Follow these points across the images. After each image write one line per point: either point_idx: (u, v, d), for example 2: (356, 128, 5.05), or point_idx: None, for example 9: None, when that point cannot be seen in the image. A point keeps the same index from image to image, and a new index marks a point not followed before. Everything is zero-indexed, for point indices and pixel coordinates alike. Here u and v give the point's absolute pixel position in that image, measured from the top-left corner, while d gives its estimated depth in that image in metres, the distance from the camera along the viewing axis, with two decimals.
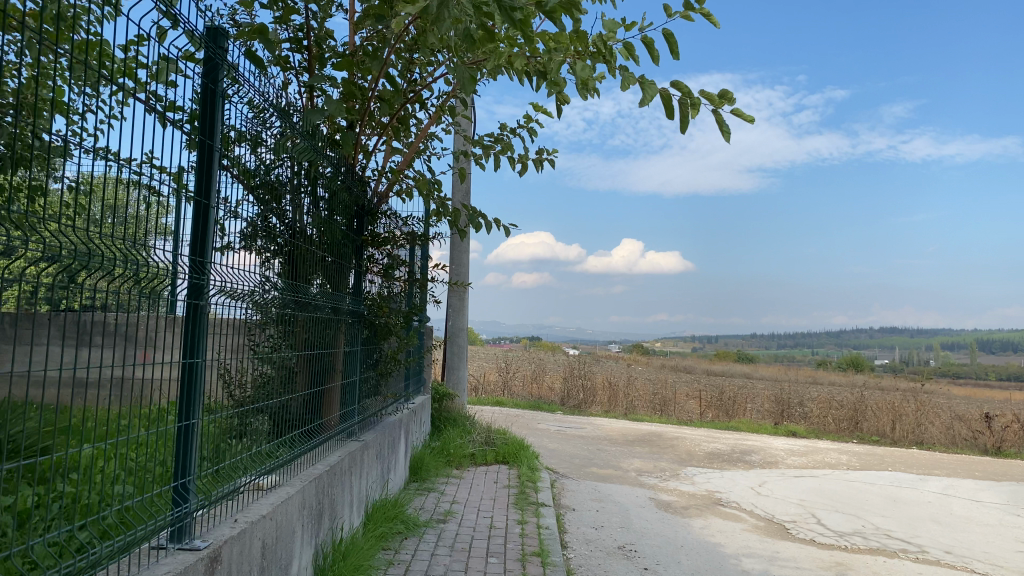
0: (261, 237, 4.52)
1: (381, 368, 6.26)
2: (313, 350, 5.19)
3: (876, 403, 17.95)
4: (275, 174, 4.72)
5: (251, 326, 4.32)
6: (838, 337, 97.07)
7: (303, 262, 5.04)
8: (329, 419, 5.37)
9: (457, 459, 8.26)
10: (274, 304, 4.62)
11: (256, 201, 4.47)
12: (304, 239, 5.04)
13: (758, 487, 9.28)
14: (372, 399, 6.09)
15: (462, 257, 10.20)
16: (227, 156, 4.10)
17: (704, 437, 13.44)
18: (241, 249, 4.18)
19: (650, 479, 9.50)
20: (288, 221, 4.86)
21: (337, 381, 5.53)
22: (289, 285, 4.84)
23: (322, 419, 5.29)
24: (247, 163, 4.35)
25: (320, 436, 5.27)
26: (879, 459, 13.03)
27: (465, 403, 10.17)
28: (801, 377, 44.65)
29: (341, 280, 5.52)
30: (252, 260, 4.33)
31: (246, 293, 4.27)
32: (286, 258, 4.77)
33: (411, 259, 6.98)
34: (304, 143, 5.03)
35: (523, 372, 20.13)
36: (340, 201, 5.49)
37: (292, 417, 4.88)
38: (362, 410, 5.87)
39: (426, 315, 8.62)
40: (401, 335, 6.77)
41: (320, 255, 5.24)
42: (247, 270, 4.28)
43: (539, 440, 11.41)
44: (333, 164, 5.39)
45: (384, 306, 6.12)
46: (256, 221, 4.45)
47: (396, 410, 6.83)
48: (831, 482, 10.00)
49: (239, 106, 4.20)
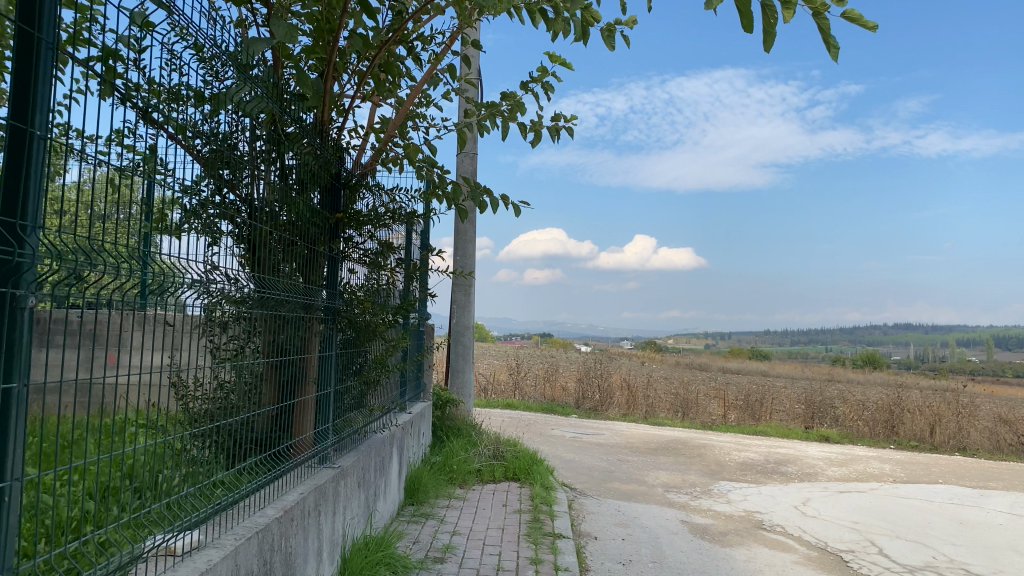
0: (213, 217, 3.51)
1: (366, 375, 5.21)
2: (280, 356, 4.15)
3: (912, 404, 16.76)
4: (236, 145, 3.74)
5: (192, 329, 3.31)
6: (856, 334, 95.37)
7: (271, 250, 4.05)
8: (302, 439, 4.36)
9: (461, 477, 7.24)
10: (226, 301, 3.60)
11: (212, 174, 3.51)
12: (265, 219, 4.00)
13: (802, 507, 8.21)
14: (356, 414, 5.06)
15: (467, 247, 9.17)
16: (165, 116, 3.09)
17: (733, 445, 12.35)
18: (182, 233, 3.17)
19: (679, 497, 8.43)
20: (251, 198, 3.86)
21: (311, 393, 4.49)
22: (253, 277, 3.85)
23: (291, 440, 4.26)
24: (192, 123, 3.34)
25: (289, 463, 4.23)
26: (927, 469, 11.90)
27: (471, 410, 9.12)
28: (822, 376, 43.32)
29: (314, 269, 4.48)
30: (197, 246, 3.32)
31: (190, 291, 3.26)
32: (242, 244, 3.75)
33: (405, 244, 5.92)
34: (271, 104, 4.01)
35: (536, 372, 19.06)
36: (316, 175, 4.48)
37: (250, 443, 3.84)
38: (342, 427, 4.81)
39: (424, 312, 7.57)
40: (394, 334, 5.72)
41: (287, 239, 4.21)
42: (193, 261, 3.29)
43: (554, 450, 10.35)
44: (307, 130, 4.36)
45: (369, 301, 5.05)
46: (205, 196, 3.45)
47: (385, 424, 5.78)
48: (883, 499, 8.90)
49: (177, 49, 3.19)
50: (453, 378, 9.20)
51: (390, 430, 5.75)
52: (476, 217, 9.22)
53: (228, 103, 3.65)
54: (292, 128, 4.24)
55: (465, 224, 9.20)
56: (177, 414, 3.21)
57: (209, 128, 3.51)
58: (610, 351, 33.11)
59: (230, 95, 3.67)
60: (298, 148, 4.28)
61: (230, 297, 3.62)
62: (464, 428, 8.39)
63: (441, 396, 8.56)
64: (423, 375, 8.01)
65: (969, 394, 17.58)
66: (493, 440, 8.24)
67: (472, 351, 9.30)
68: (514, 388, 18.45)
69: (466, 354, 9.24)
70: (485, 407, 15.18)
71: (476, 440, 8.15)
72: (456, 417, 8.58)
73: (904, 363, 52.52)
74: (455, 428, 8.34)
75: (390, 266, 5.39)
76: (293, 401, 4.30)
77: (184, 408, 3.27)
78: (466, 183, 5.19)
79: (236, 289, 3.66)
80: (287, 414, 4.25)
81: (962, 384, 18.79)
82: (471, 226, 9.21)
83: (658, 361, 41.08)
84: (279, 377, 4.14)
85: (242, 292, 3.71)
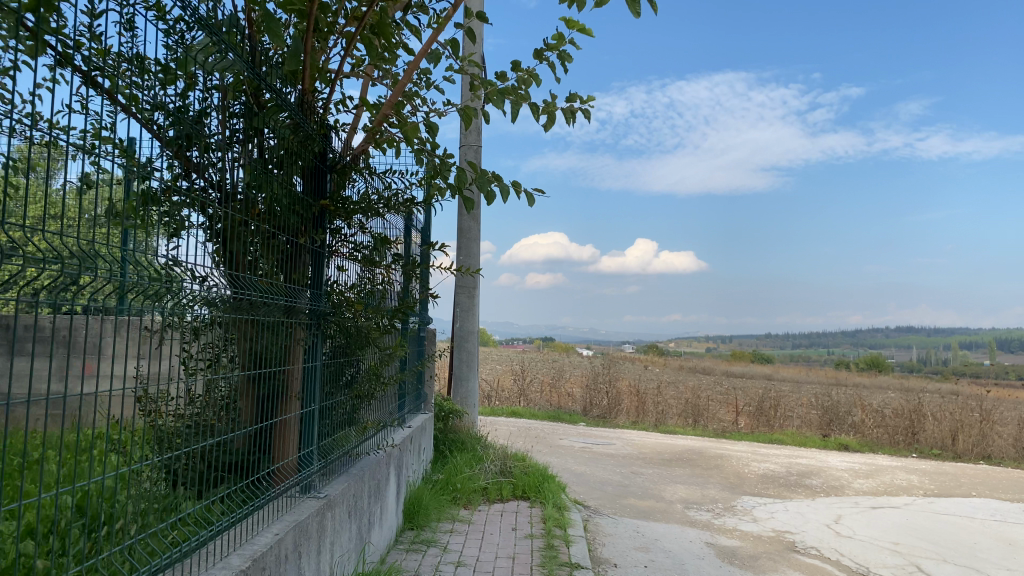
0: (178, 206, 2.92)
1: (358, 388, 4.57)
2: (256, 366, 3.53)
3: (933, 410, 16.15)
4: (204, 121, 3.14)
5: (147, 338, 2.72)
6: (861, 337, 94.67)
7: (246, 244, 3.44)
8: (285, 463, 3.77)
9: (466, 497, 6.62)
10: (190, 304, 2.99)
11: (177, 151, 2.94)
12: (239, 206, 3.39)
13: (835, 525, 7.58)
14: (346, 432, 4.43)
15: (471, 248, 8.58)
16: (118, 87, 2.53)
17: (751, 455, 11.72)
18: (139, 226, 2.60)
19: (701, 515, 7.81)
20: (221, 181, 3.26)
21: (292, 412, 3.87)
22: (228, 275, 3.26)
23: (271, 465, 3.65)
24: (152, 94, 2.75)
25: (268, 493, 3.62)
26: (957, 481, 11.25)
27: (476, 421, 8.51)
28: (830, 380, 42.66)
29: (297, 265, 3.86)
30: (155, 240, 2.73)
31: (151, 295, 2.69)
32: (213, 236, 3.16)
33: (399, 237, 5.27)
34: (242, 65, 3.34)
35: (541, 378, 18.45)
36: (298, 157, 3.85)
37: (219, 471, 3.23)
38: (329, 449, 4.19)
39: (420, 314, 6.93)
40: (388, 339, 5.06)
41: (265, 229, 3.59)
42: (156, 259, 2.73)
43: (564, 462, 9.74)
44: (287, 104, 3.72)
45: (362, 302, 4.42)
46: (170, 181, 2.86)
47: (381, 441, 5.15)
48: (919, 516, 8.27)
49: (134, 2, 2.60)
50: (456, 388, 8.58)
51: (386, 450, 5.09)
52: (480, 215, 8.62)
53: (194, 66, 3.05)
54: (269, 98, 3.61)
55: (469, 222, 8.60)
56: (143, 433, 2.78)
57: (171, 99, 2.90)
58: (616, 355, 32.49)
59: (196, 56, 3.06)
60: (274, 121, 3.62)
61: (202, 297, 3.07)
62: (469, 441, 7.78)
63: (443, 407, 7.94)
64: (421, 386, 7.34)
65: (991, 399, 16.95)
66: (500, 454, 7.63)
67: (476, 358, 8.68)
68: (519, 394, 17.78)
69: (469, 362, 8.62)
70: (490, 415, 14.57)
71: (482, 454, 7.53)
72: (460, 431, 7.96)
73: (910, 365, 51.86)
74: (459, 442, 7.73)
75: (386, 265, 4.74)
76: (271, 421, 3.68)
77: (151, 425, 2.84)
78: (472, 170, 4.57)
79: (206, 291, 3.08)
80: (265, 436, 3.63)
81: (983, 389, 18.15)
82: (476, 225, 8.62)
83: (663, 365, 40.46)
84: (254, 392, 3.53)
85: (210, 293, 3.11)
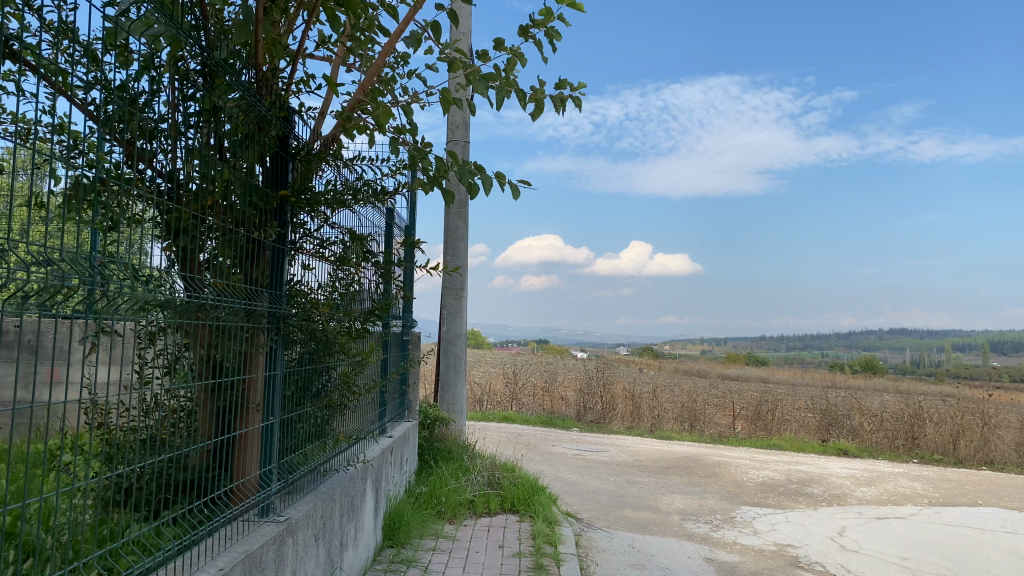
0: (105, 194, 2.52)
1: (327, 398, 4.17)
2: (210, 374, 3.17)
3: (934, 414, 15.80)
4: (141, 102, 2.73)
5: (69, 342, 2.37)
6: (856, 340, 94.52)
7: (199, 240, 3.07)
8: (245, 481, 3.41)
9: (451, 511, 6.25)
10: (121, 307, 2.56)
11: (121, 139, 2.62)
12: (188, 198, 2.99)
13: (839, 538, 7.23)
14: (313, 447, 4.04)
15: (458, 248, 8.21)
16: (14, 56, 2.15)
17: (749, 462, 11.37)
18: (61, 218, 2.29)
19: (698, 527, 7.45)
20: (169, 170, 2.89)
21: (253, 425, 3.49)
22: (181, 275, 2.92)
23: (225, 485, 3.28)
24: (75, 69, 2.37)
25: (225, 514, 3.26)
26: (961, 488, 10.91)
27: (463, 429, 8.14)
28: (825, 382, 42.40)
29: (257, 263, 3.47)
30: (71, 235, 2.33)
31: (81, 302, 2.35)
32: (155, 233, 2.77)
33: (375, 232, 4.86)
34: (175, 32, 2.85)
35: (534, 382, 18.04)
36: (258, 143, 3.44)
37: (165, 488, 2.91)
38: (293, 466, 3.80)
39: (400, 316, 6.53)
40: (362, 344, 4.67)
41: (219, 223, 3.20)
42: (100, 255, 2.44)
43: (556, 471, 9.37)
44: (241, 83, 3.29)
45: (331, 304, 4.02)
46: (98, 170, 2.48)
47: (355, 453, 4.76)
48: (926, 527, 7.92)
49: None
50: (443, 394, 8.21)
51: (361, 465, 4.71)
52: (468, 213, 8.26)
53: (132, 36, 2.63)
54: (222, 77, 3.18)
55: (456, 221, 8.24)
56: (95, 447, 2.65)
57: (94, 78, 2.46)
58: (610, 359, 32.12)
59: (129, 26, 2.62)
60: (223, 101, 3.17)
61: (159, 301, 2.76)
62: (455, 451, 7.41)
63: (428, 415, 7.58)
64: (404, 393, 6.95)
65: (993, 403, 16.63)
66: (488, 464, 7.26)
67: (464, 363, 8.31)
68: (511, 398, 17.35)
69: (456, 367, 8.24)
70: (480, 420, 14.19)
71: (469, 464, 7.16)
72: (446, 440, 7.59)
73: (903, 368, 51.67)
74: (445, 453, 7.35)
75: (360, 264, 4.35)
76: (230, 435, 3.32)
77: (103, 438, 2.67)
78: (452, 160, 4.20)
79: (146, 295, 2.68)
80: (222, 453, 3.27)
81: (984, 392, 17.84)
82: (463, 224, 8.25)
83: (658, 367, 40.10)
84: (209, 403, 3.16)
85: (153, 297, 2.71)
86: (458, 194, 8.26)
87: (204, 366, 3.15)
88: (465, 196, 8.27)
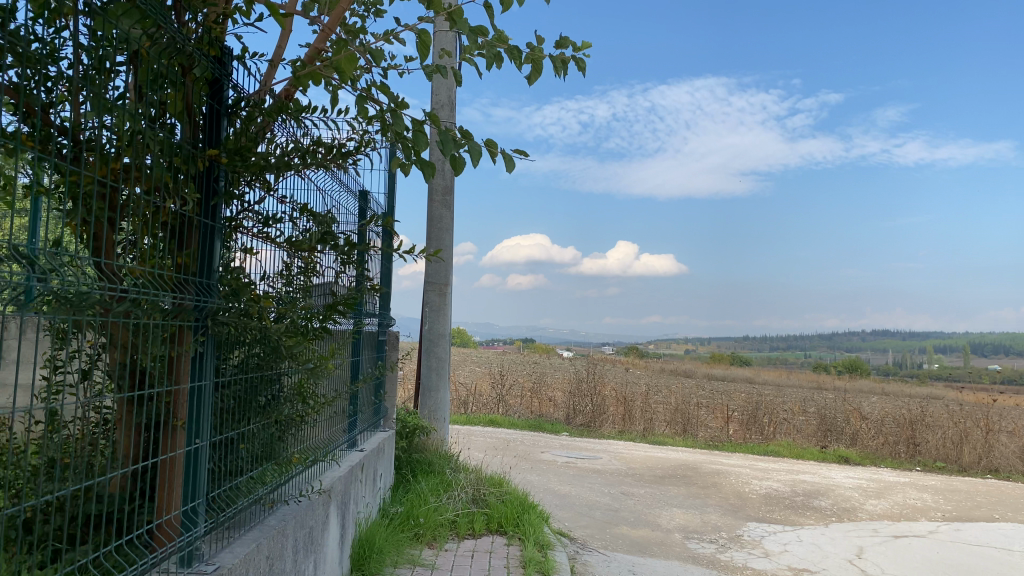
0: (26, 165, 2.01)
1: (272, 409, 3.41)
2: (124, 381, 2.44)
3: (937, 418, 15.24)
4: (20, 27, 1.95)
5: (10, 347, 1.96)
6: (841, 341, 94.48)
7: (106, 215, 2.32)
8: (170, 518, 2.69)
9: (430, 533, 5.54)
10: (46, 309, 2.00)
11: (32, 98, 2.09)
12: (90, 158, 2.23)
13: (858, 560, 6.58)
14: (253, 470, 3.28)
15: (443, 239, 7.51)
16: None
17: (750, 471, 10.72)
18: None
19: (703, 548, 6.79)
20: None
21: (184, 449, 2.77)
22: (92, 260, 2.21)
23: (144, 525, 2.56)
24: None
25: (146, 561, 2.53)
26: (975, 499, 10.30)
27: (445, 437, 7.44)
28: (814, 384, 42.02)
29: (186, 244, 2.69)
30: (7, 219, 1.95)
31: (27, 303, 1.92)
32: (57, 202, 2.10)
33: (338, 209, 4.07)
34: None
35: (521, 384, 17.34)
36: (184, 90, 2.65)
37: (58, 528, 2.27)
38: (226, 499, 3.05)
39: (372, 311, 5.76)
40: (322, 345, 3.89)
41: (138, 193, 2.42)
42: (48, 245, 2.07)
43: (546, 483, 8.68)
44: (157, 6, 2.48)
45: (276, 295, 3.25)
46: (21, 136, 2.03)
47: (311, 474, 4.00)
48: (948, 547, 7.29)
49: None
50: (424, 400, 7.49)
51: (318, 489, 3.97)
52: (453, 201, 7.55)
53: None
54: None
55: (440, 209, 7.53)
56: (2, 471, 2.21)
57: None
58: (599, 359, 31.48)
59: None
60: (129, 25, 2.30)
61: (57, 294, 2.04)
62: (436, 464, 6.70)
63: (407, 423, 6.87)
64: (376, 398, 6.23)
65: (996, 407, 16.08)
66: (473, 479, 6.56)
67: (448, 366, 7.59)
68: (497, 400, 16.58)
69: (439, 370, 7.53)
70: (465, 424, 13.48)
71: (452, 479, 6.45)
72: (427, 451, 6.89)
73: (891, 369, 51.44)
74: (425, 466, 6.64)
75: (323, 249, 3.59)
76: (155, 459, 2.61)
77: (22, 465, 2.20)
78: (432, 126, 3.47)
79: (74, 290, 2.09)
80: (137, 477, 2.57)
81: (987, 396, 17.28)
82: (448, 213, 7.54)
83: (646, 367, 39.48)
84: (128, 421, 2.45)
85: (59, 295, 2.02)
86: (442, 181, 7.55)
87: (119, 372, 2.43)
88: (451, 183, 7.56)
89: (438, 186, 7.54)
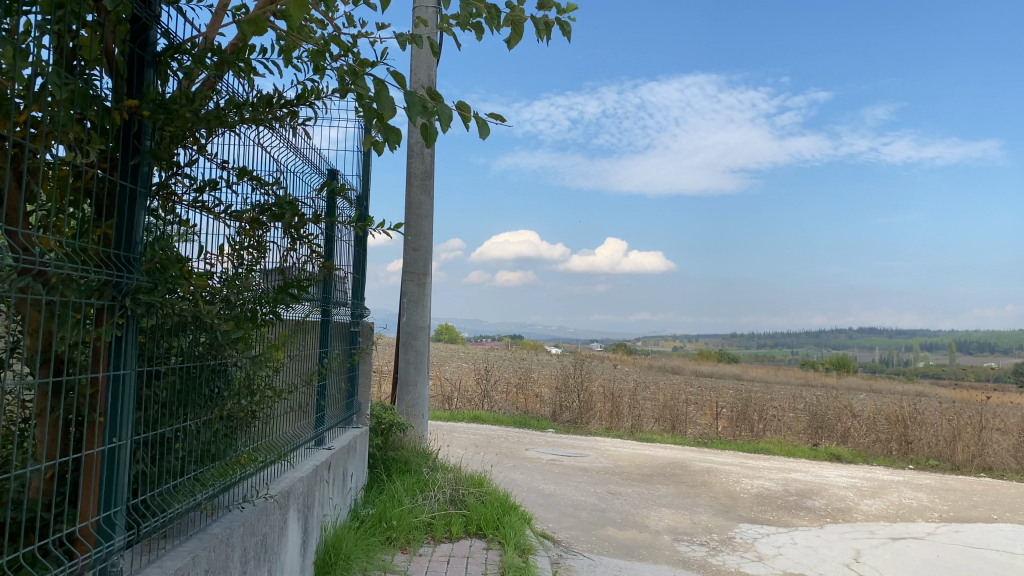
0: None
1: (212, 401, 3.02)
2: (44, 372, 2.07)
3: (929, 416, 14.99)
4: None
5: None
6: (829, 338, 94.66)
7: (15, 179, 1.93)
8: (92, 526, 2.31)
9: (404, 536, 5.19)
10: None
11: None
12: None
13: (855, 564, 6.27)
14: (188, 472, 2.90)
15: (422, 226, 7.14)
16: None
17: (741, 470, 10.41)
18: None
19: (693, 551, 6.46)
20: None
21: (109, 449, 2.36)
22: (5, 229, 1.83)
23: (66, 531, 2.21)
24: None
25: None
26: (970, 499, 10.03)
27: (424, 434, 7.08)
28: (801, 381, 41.90)
29: (111, 212, 2.29)
30: None
31: None
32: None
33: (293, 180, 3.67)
34: None
35: (506, 380, 16.98)
36: (104, 31, 2.26)
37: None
38: (153, 506, 2.66)
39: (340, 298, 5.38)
40: (276, 331, 3.50)
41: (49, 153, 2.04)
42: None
43: (529, 482, 8.34)
44: None
45: (222, 277, 2.85)
46: None
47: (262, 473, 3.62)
48: (948, 550, 6.99)
49: None
50: (401, 395, 7.12)
51: (275, 494, 3.61)
52: (433, 186, 7.18)
53: None
54: None
55: (419, 194, 7.16)
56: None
57: None
58: (587, 355, 31.16)
59: None
60: None
61: None
62: (414, 463, 6.35)
63: (382, 420, 6.51)
64: (347, 394, 5.87)
65: (989, 405, 15.86)
66: (452, 478, 6.21)
67: (427, 359, 7.23)
68: (482, 396, 16.20)
69: (417, 363, 7.16)
70: (448, 420, 13.11)
71: (429, 478, 6.10)
72: (404, 449, 6.53)
73: (877, 366, 51.42)
74: (401, 466, 6.29)
75: (279, 227, 3.22)
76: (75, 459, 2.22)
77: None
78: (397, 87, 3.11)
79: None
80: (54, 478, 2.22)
81: (980, 394, 17.06)
82: (428, 199, 7.17)
83: (634, 364, 39.19)
84: (50, 413, 2.10)
85: None
86: (422, 165, 7.18)
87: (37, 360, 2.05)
88: (430, 167, 7.20)
89: (417, 170, 7.17)
